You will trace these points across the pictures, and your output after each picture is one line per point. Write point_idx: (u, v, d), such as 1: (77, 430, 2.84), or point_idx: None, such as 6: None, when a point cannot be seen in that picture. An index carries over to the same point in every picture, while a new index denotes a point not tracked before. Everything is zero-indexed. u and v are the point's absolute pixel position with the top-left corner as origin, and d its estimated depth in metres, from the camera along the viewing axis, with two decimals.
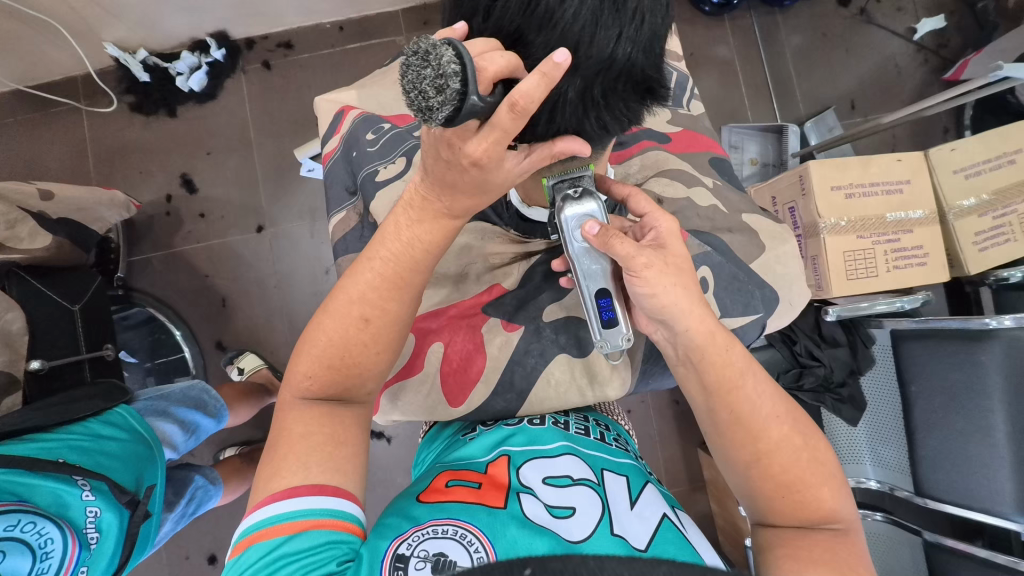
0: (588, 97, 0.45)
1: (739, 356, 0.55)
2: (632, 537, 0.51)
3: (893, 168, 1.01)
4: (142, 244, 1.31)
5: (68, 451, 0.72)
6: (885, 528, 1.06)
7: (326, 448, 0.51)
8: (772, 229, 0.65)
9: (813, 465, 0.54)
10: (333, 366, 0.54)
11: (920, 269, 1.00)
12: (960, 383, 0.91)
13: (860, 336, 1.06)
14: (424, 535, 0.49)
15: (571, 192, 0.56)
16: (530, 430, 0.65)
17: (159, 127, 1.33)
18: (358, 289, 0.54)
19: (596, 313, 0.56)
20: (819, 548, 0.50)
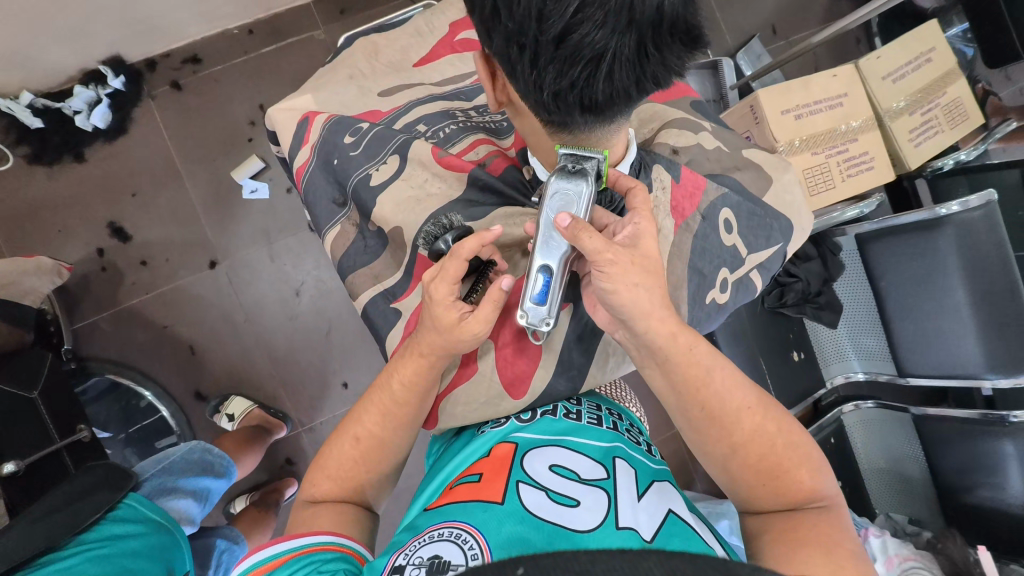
0: (642, 53, 0.42)
1: (707, 352, 0.55)
2: (639, 527, 0.48)
3: (831, 84, 1.07)
4: (81, 308, 1.18)
5: (88, 565, 0.67)
6: (876, 413, 1.17)
7: (340, 525, 0.53)
8: (772, 161, 0.68)
9: (791, 448, 0.55)
10: (335, 477, 0.55)
11: (870, 173, 1.08)
12: (923, 270, 0.99)
13: (827, 246, 1.14)
14: (422, 543, 0.47)
15: (571, 167, 0.51)
16: (543, 422, 0.61)
17: (67, 174, 1.18)
18: (363, 412, 0.56)
19: (529, 284, 0.51)
20: (807, 530, 0.50)
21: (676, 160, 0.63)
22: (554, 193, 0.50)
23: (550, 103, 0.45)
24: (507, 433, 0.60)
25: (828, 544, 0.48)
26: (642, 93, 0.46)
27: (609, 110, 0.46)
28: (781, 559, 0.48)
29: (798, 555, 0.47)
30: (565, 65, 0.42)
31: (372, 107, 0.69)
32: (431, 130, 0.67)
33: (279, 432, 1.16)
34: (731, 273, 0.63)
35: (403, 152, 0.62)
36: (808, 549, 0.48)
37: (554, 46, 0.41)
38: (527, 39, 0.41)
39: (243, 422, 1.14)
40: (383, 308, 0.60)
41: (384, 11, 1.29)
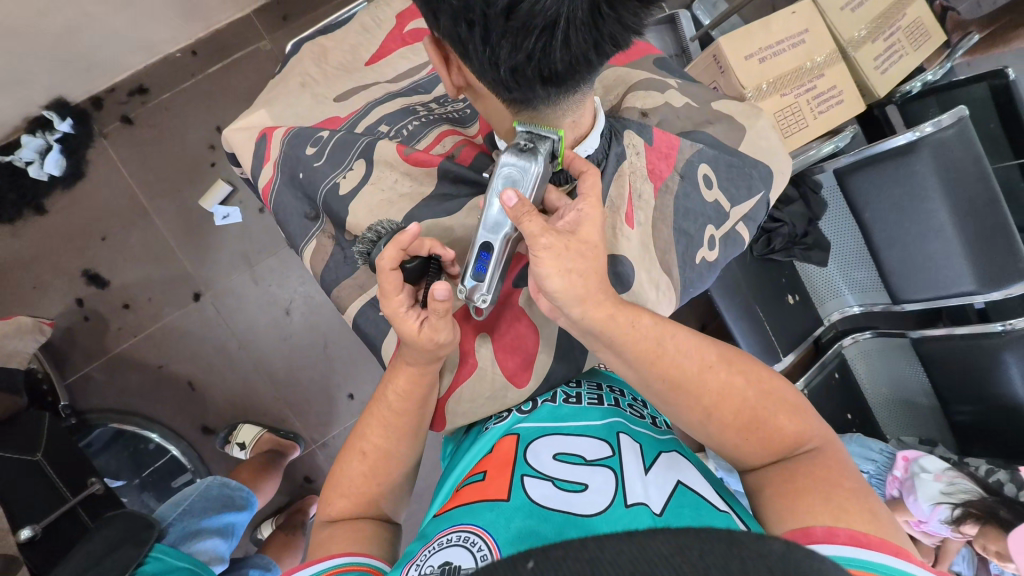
0: (597, 13, 0.40)
1: (651, 327, 0.55)
2: (649, 501, 0.48)
3: (790, 22, 1.05)
4: (71, 361, 1.16)
5: None
6: (875, 342, 1.17)
7: (360, 542, 0.51)
8: (743, 109, 0.67)
9: (764, 397, 0.55)
10: (348, 495, 0.54)
11: (840, 107, 1.07)
12: (904, 195, 0.99)
13: (808, 185, 1.13)
14: (433, 551, 0.47)
15: (524, 144, 0.48)
16: (544, 409, 0.61)
17: (31, 228, 1.14)
18: (366, 427, 0.56)
19: (472, 258, 0.51)
20: (802, 477, 0.50)
21: (647, 123, 0.62)
22: (505, 170, 0.48)
23: (509, 79, 0.44)
24: (506, 428, 0.61)
25: (827, 487, 0.48)
26: (603, 57, 0.44)
27: (571, 78, 0.45)
28: (781, 516, 0.49)
29: (803, 505, 0.47)
30: (519, 37, 0.40)
31: (330, 114, 0.67)
32: (393, 129, 0.65)
33: (293, 453, 1.16)
34: (718, 229, 0.63)
35: (368, 156, 0.61)
36: (810, 496, 0.48)
37: (504, 18, 0.39)
38: (476, 13, 0.39)
39: (255, 450, 1.13)
40: (373, 317, 0.59)
41: (329, 10, 1.25)
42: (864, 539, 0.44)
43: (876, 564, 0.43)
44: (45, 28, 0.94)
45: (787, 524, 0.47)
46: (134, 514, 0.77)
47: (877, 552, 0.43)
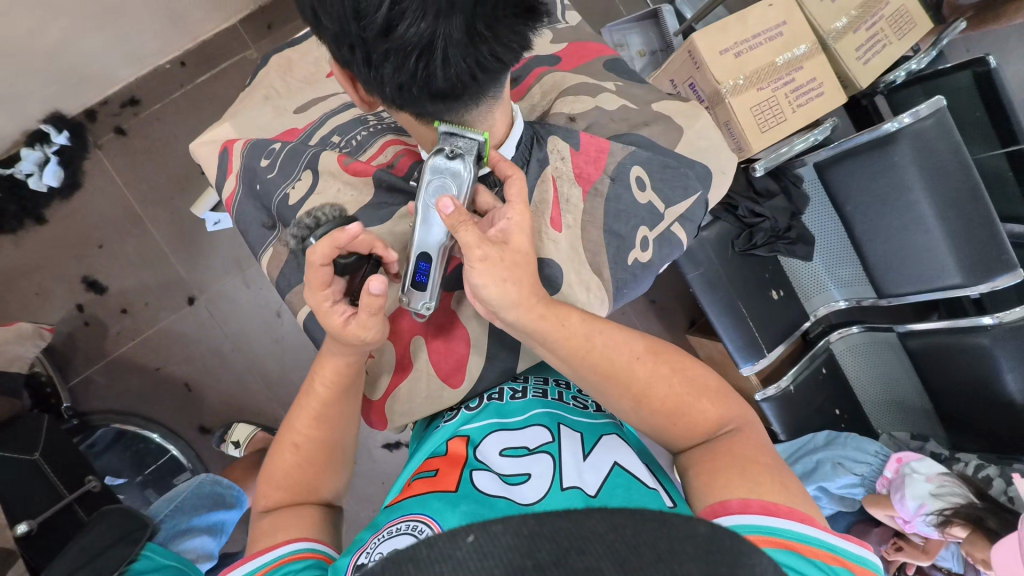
0: (473, 32, 0.42)
1: (579, 322, 0.56)
2: (584, 485, 0.51)
3: (767, 14, 1.04)
4: (73, 365, 1.21)
5: None
6: (863, 337, 1.16)
7: (303, 528, 0.53)
8: (684, 109, 0.68)
9: (685, 385, 0.55)
10: (284, 486, 0.56)
11: (820, 99, 1.06)
12: (887, 186, 0.97)
13: (789, 178, 1.12)
14: (382, 539, 0.48)
15: (449, 150, 0.50)
16: (494, 405, 0.63)
17: (33, 238, 1.19)
18: (294, 419, 0.57)
19: (410, 272, 0.54)
20: (724, 457, 0.51)
21: (574, 128, 0.65)
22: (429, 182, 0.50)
23: (398, 96, 0.46)
24: (456, 428, 0.62)
25: (745, 467, 0.49)
26: (487, 74, 0.47)
27: (460, 95, 0.47)
28: (705, 490, 0.49)
29: (723, 481, 0.48)
30: (400, 57, 0.42)
31: (290, 126, 0.70)
32: (345, 139, 0.67)
33: None
34: (651, 230, 0.63)
35: (316, 164, 0.63)
36: (729, 473, 0.49)
37: (382, 40, 0.42)
38: (355, 37, 0.42)
39: (248, 449, 1.16)
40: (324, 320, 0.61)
41: None
42: (774, 508, 0.45)
43: (787, 531, 0.44)
44: (35, 45, 0.97)
45: (707, 498, 0.48)
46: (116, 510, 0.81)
47: (790, 521, 0.45)
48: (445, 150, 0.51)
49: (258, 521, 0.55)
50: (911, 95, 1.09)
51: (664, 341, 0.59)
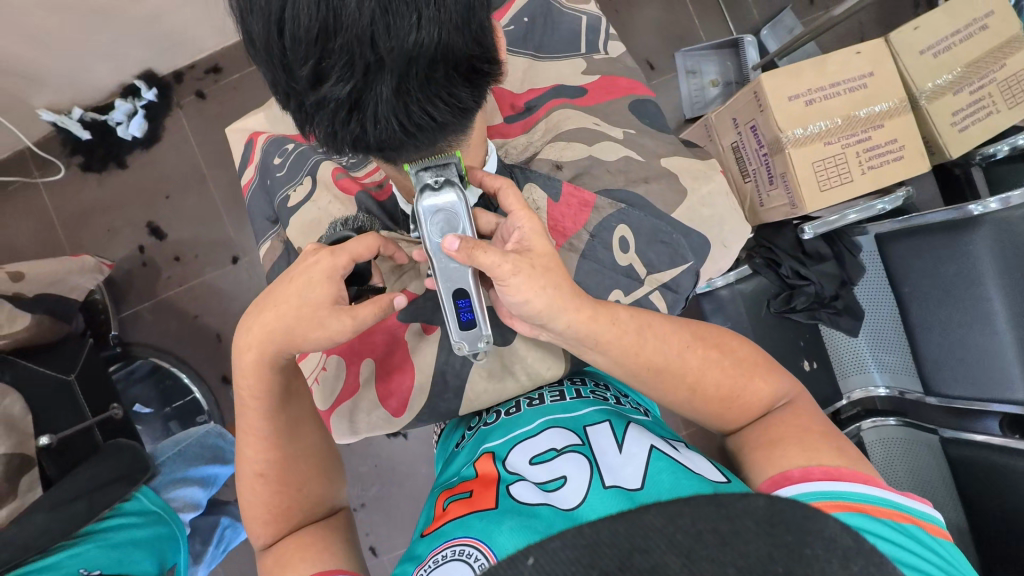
0: (403, 91, 0.42)
1: (627, 319, 0.58)
2: (627, 481, 0.50)
3: (853, 62, 0.94)
4: (127, 299, 1.33)
5: (93, 554, 0.77)
6: (900, 431, 1.06)
7: (312, 557, 0.55)
8: (694, 169, 0.68)
9: (745, 367, 0.59)
10: (275, 514, 0.60)
11: (896, 165, 0.95)
12: (953, 275, 0.86)
13: (844, 245, 1.02)
14: (431, 568, 0.47)
15: (432, 182, 0.51)
16: (506, 422, 0.64)
17: (113, 180, 1.32)
18: (246, 448, 0.61)
19: (453, 312, 0.53)
20: (780, 430, 0.55)
21: (557, 176, 0.67)
22: (431, 216, 0.51)
23: (332, 142, 0.47)
24: (482, 447, 0.62)
25: (801, 435, 0.53)
26: (423, 131, 0.46)
27: (394, 148, 0.47)
28: (763, 462, 0.53)
29: (778, 452, 0.52)
30: (327, 107, 0.43)
31: None
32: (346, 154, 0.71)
33: None
34: (626, 295, 0.64)
35: (317, 174, 0.68)
36: (783, 447, 0.53)
37: (310, 91, 0.42)
38: (287, 86, 0.43)
39: None
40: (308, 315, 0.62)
41: None
42: (836, 472, 0.49)
43: (852, 492, 0.48)
44: (137, 9, 1.07)
45: (767, 471, 0.52)
46: (128, 444, 0.88)
47: (854, 483, 0.48)
48: (432, 178, 0.51)
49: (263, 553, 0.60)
50: (996, 177, 0.98)
51: (708, 325, 0.62)
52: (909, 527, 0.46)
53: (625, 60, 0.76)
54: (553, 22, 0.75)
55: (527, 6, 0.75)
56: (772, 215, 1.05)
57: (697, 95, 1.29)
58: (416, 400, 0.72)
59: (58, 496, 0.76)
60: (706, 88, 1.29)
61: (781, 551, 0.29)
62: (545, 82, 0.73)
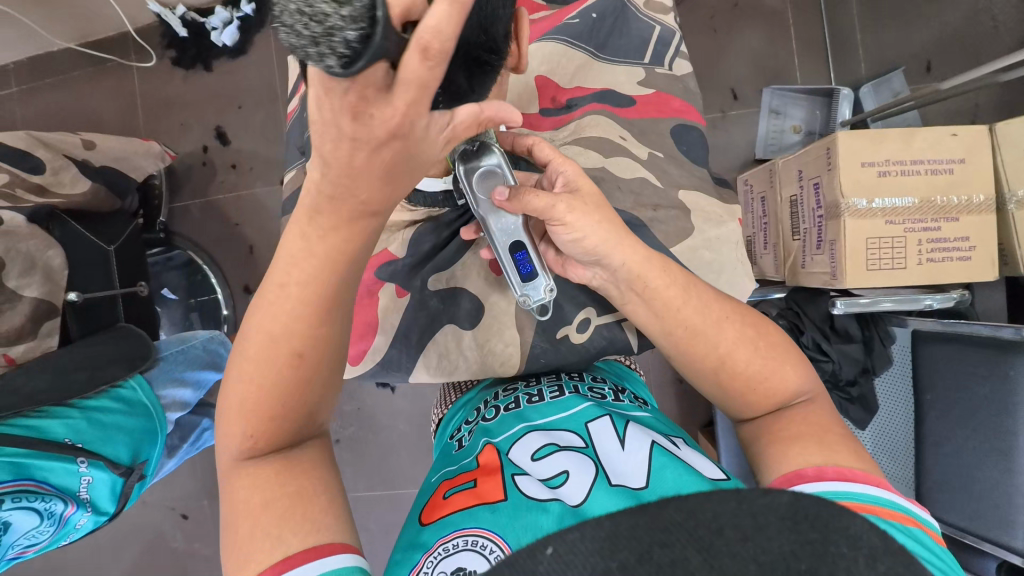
0: None
1: (678, 275, 0.57)
2: (633, 479, 0.50)
3: (944, 143, 0.87)
4: (181, 191, 1.43)
5: (82, 427, 0.83)
6: None
7: (310, 519, 0.47)
8: (708, 212, 0.66)
9: (769, 350, 0.57)
10: (259, 433, 0.51)
11: (960, 264, 0.88)
12: (985, 398, 0.79)
13: (877, 332, 0.95)
14: (438, 559, 0.47)
15: (469, 149, 0.55)
16: (507, 415, 0.63)
17: (196, 80, 1.40)
18: (242, 363, 0.51)
19: (513, 267, 0.59)
20: (792, 425, 0.53)
21: None
22: (478, 178, 0.55)
23: None
24: (482, 438, 0.61)
25: (821, 434, 0.51)
26: None
27: None
28: (773, 459, 0.51)
29: (796, 449, 0.50)
30: None
31: None
32: None
33: None
34: (596, 316, 0.70)
35: None
36: (804, 442, 0.51)
37: None
38: None
39: None
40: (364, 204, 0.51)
41: None
42: (849, 474, 0.47)
43: (871, 494, 0.46)
44: None
45: (778, 468, 0.50)
46: (134, 336, 0.98)
47: (863, 485, 0.46)
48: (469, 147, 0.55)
49: (224, 491, 0.50)
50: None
51: (755, 309, 0.59)
52: (915, 531, 0.44)
53: (684, 84, 0.73)
54: (624, 26, 0.72)
55: (600, 3, 0.71)
56: (811, 280, 0.99)
57: (774, 137, 1.23)
58: (373, 354, 0.72)
59: (67, 361, 0.85)
60: (785, 132, 1.23)
61: (805, 548, 0.28)
62: (598, 84, 0.71)
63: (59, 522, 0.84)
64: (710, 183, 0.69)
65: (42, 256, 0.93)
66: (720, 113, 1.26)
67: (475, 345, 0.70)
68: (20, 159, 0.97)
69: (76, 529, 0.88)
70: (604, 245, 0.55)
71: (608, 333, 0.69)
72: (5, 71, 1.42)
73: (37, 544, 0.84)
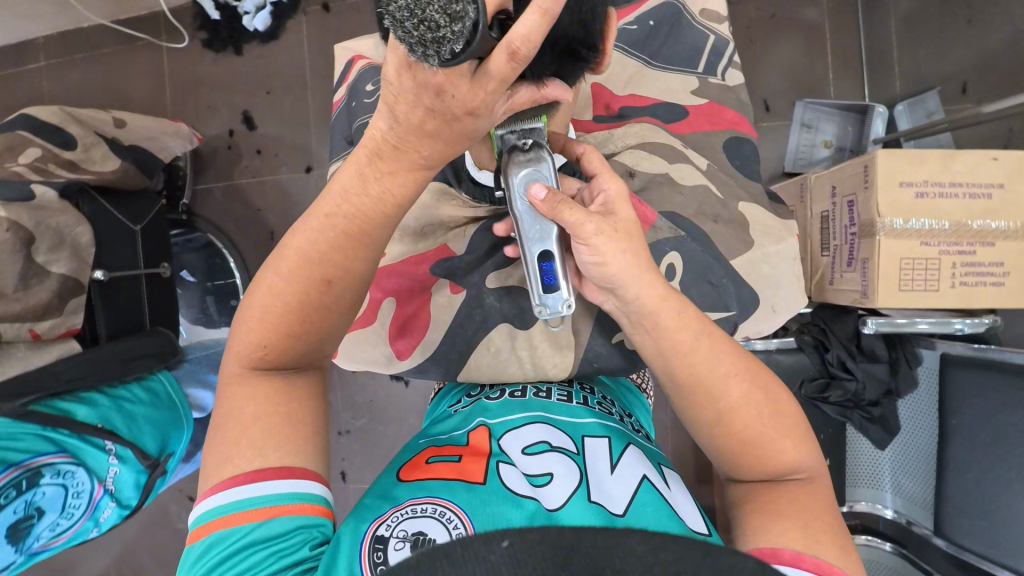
0: None
1: (696, 322, 0.56)
2: (614, 501, 0.51)
3: (985, 168, 0.86)
4: (206, 173, 1.42)
5: (113, 412, 0.85)
6: (894, 561, 0.97)
7: (293, 444, 0.47)
8: (767, 225, 0.66)
9: (779, 424, 0.55)
10: (267, 346, 0.50)
11: (993, 290, 0.87)
12: (1013, 425, 0.78)
13: (904, 353, 0.95)
14: (402, 519, 0.48)
15: (520, 144, 0.54)
16: (506, 403, 0.64)
17: (226, 63, 1.40)
18: (269, 280, 0.50)
19: (537, 276, 0.57)
20: (780, 498, 0.52)
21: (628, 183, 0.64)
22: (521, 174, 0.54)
23: None
24: (479, 416, 0.62)
25: (807, 518, 0.50)
26: None
27: None
28: (754, 530, 0.51)
29: (774, 524, 0.50)
30: None
31: None
32: None
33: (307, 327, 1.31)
34: None
35: None
36: (783, 518, 0.50)
37: None
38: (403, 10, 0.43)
39: None
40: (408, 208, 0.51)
41: None
42: (827, 570, 0.46)
43: None
44: None
45: (759, 541, 0.49)
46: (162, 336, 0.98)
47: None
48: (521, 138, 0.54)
49: (221, 394, 0.50)
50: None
51: (769, 372, 0.58)
52: None
53: (737, 95, 0.72)
54: (679, 34, 0.72)
55: (657, 10, 0.71)
56: (839, 297, 0.99)
57: (806, 152, 1.23)
58: (424, 348, 0.73)
59: (96, 356, 0.85)
60: (817, 148, 1.22)
61: None
62: (651, 93, 0.71)
63: (85, 509, 0.83)
64: (766, 197, 0.69)
65: (71, 232, 0.92)
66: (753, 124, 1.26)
67: (527, 346, 0.69)
68: (53, 134, 0.97)
69: (97, 524, 0.87)
70: (624, 276, 0.53)
71: None
72: (34, 43, 1.42)
73: (58, 536, 0.83)
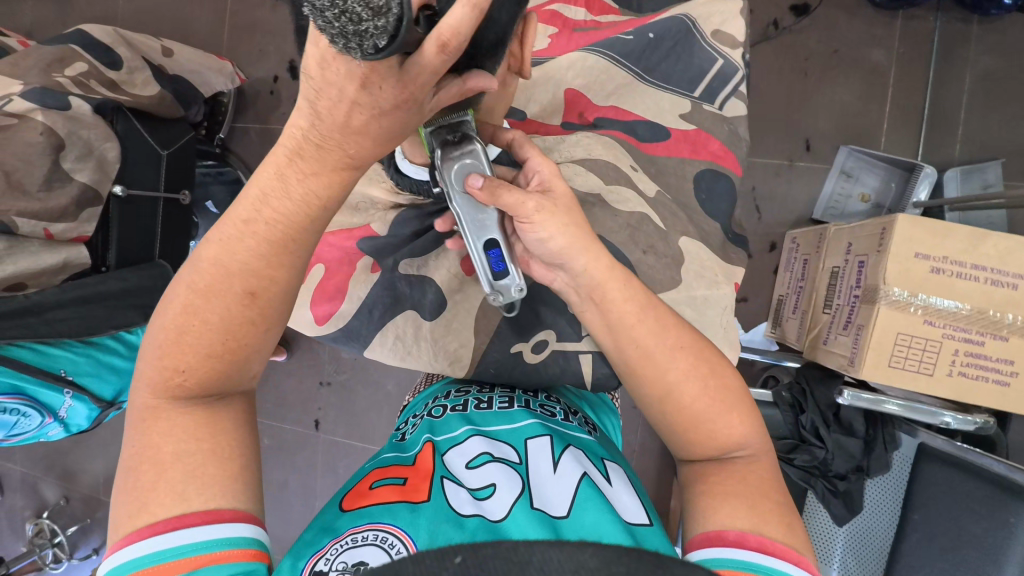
0: None
1: (637, 289, 0.54)
2: (553, 505, 0.46)
3: (1015, 256, 0.78)
4: (246, 113, 1.48)
5: (79, 361, 0.92)
6: None
7: (220, 481, 0.42)
8: (706, 263, 0.64)
9: (721, 392, 0.52)
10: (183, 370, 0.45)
11: (994, 389, 0.79)
12: (974, 538, 0.72)
13: (882, 435, 0.89)
14: (342, 549, 0.42)
15: (450, 138, 0.51)
16: (434, 421, 0.59)
17: (283, 11, 1.44)
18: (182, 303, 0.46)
19: (486, 263, 0.54)
20: (733, 480, 0.48)
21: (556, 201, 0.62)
22: (454, 171, 0.50)
23: None
24: (424, 434, 0.57)
25: (754, 496, 0.47)
26: None
27: None
28: (707, 511, 0.47)
29: (717, 508, 0.46)
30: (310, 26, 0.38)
31: None
32: None
33: None
34: (554, 341, 0.67)
35: None
36: (733, 501, 0.46)
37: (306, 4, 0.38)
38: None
39: None
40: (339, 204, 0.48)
41: None
42: (771, 547, 0.43)
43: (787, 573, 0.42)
44: None
45: (703, 524, 0.46)
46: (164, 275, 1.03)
47: (781, 561, 0.43)
48: (447, 135, 0.50)
49: (135, 430, 0.44)
50: None
51: (714, 347, 0.55)
52: None
53: (731, 126, 0.70)
54: (684, 53, 0.71)
55: (662, 23, 0.70)
56: (828, 359, 0.93)
57: (837, 201, 1.15)
58: (338, 317, 0.73)
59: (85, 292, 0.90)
60: (851, 199, 1.14)
61: None
62: (636, 108, 0.70)
63: (34, 429, 0.95)
64: (720, 237, 0.67)
65: (98, 146, 0.95)
66: (787, 161, 1.18)
67: (430, 339, 0.69)
68: (102, 53, 1.04)
69: (48, 436, 1.00)
70: (569, 253, 0.52)
71: (567, 359, 0.66)
72: None
73: (8, 442, 0.95)
